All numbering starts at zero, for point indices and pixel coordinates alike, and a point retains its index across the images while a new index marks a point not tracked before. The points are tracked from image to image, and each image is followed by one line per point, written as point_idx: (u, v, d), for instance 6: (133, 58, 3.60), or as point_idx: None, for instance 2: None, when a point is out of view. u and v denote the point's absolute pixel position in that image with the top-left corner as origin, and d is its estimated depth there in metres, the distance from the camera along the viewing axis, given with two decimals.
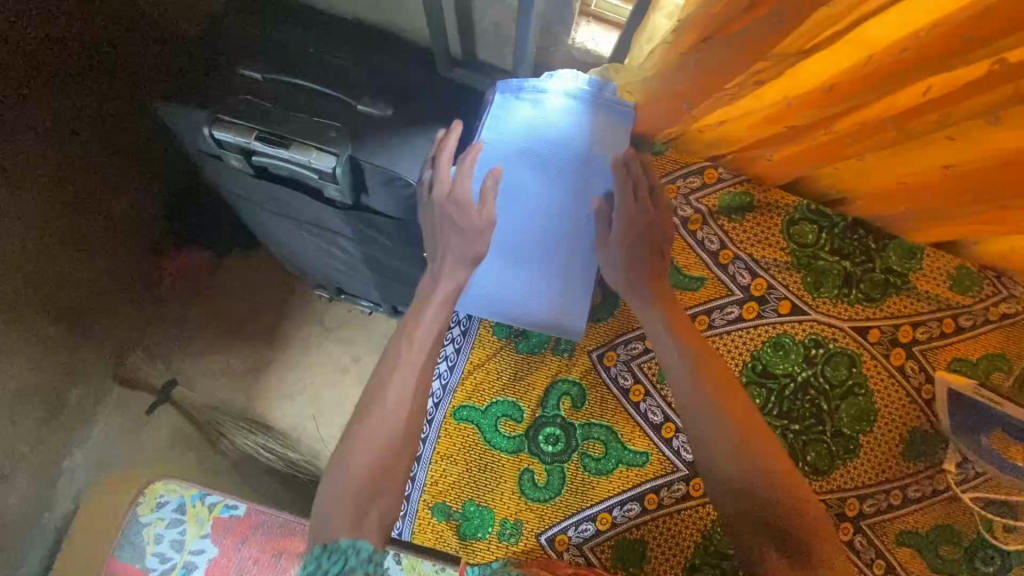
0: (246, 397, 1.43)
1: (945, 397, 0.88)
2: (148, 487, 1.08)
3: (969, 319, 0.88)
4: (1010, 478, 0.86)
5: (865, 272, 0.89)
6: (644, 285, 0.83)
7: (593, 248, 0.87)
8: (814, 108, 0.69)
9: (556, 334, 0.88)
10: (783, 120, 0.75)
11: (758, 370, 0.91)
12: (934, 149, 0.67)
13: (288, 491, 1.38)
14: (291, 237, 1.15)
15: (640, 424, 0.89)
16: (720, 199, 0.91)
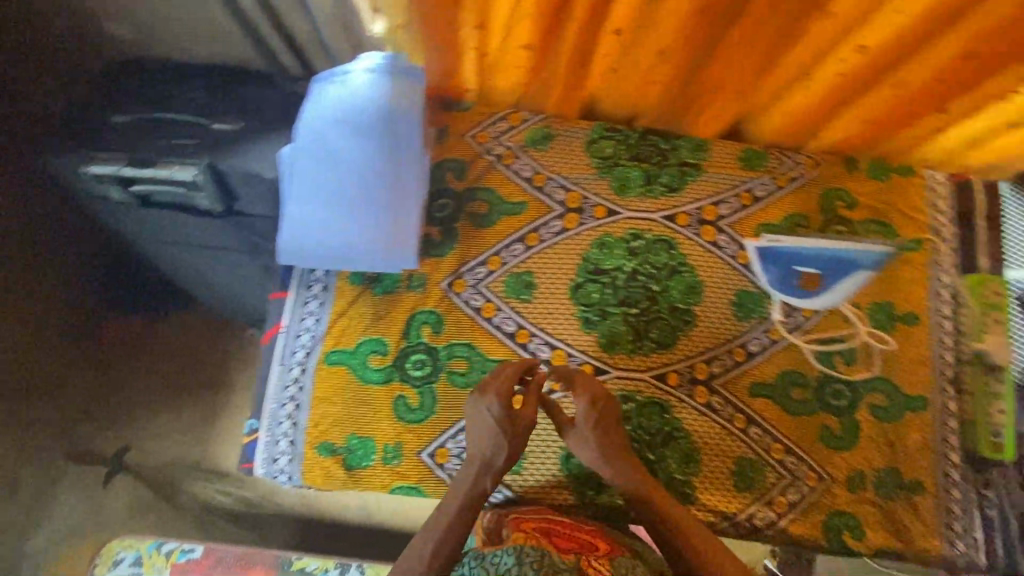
0: (200, 448, 1.58)
1: (754, 257, 1.04)
2: (104, 550, 1.26)
3: (762, 188, 1.07)
4: (822, 313, 1.03)
5: (663, 168, 1.08)
6: (609, 446, 0.93)
7: (414, 193, 0.97)
8: (538, 22, 0.84)
9: (395, 266, 0.97)
10: (530, 43, 0.90)
11: (591, 270, 1.04)
12: (646, 35, 0.86)
13: (247, 532, 1.54)
14: (180, 263, 1.35)
15: (495, 335, 1.01)
16: (526, 135, 1.08)
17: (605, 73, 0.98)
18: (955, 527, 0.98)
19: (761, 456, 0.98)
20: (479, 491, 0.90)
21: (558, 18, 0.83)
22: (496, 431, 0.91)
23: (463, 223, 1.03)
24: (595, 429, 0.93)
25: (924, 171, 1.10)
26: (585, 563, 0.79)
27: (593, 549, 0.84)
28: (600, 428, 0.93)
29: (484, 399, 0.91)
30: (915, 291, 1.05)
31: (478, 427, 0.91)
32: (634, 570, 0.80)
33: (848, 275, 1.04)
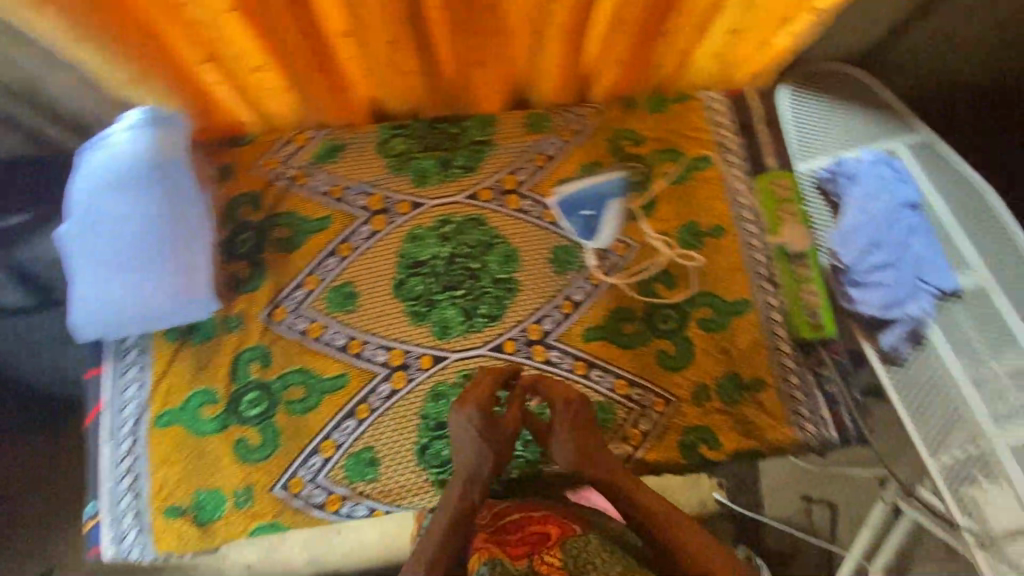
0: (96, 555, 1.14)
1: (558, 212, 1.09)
2: None
3: (553, 147, 1.12)
4: (630, 252, 1.08)
5: (457, 150, 1.10)
6: (590, 437, 0.93)
7: (201, 237, 0.98)
8: (264, 50, 0.86)
9: (198, 311, 0.98)
10: (272, 69, 0.92)
11: (409, 264, 1.05)
12: (373, 40, 0.89)
13: None
14: None
15: (327, 353, 1.00)
16: (315, 152, 1.08)
17: (362, 75, 0.99)
18: (801, 411, 1.03)
19: (608, 396, 1.02)
20: (467, 504, 0.87)
21: (283, 42, 0.86)
22: (477, 439, 0.90)
23: (270, 252, 1.03)
24: (574, 426, 0.93)
25: (700, 92, 1.16)
26: (538, 565, 0.81)
27: (543, 541, 0.84)
28: (580, 425, 0.94)
29: (462, 408, 0.91)
30: (715, 204, 1.11)
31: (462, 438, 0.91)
32: (585, 548, 0.82)
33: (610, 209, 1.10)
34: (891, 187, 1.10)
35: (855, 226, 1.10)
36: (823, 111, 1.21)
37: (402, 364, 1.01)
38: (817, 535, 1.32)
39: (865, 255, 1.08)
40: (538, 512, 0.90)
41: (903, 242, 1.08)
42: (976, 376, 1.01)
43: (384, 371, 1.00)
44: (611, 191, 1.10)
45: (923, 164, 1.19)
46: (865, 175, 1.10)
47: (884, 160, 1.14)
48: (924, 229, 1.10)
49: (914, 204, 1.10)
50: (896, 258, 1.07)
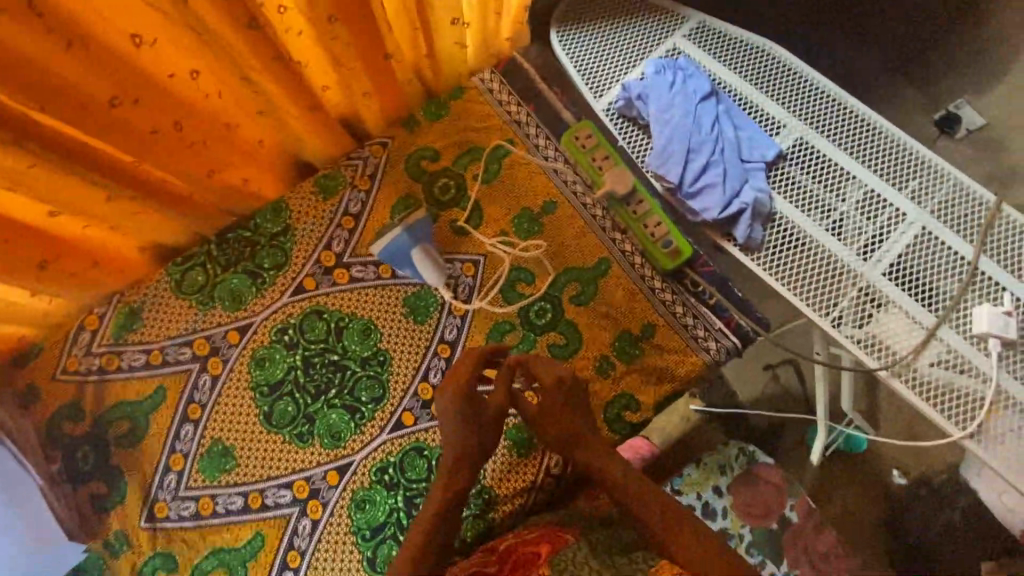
0: None
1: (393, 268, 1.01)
2: None
3: (355, 202, 1.04)
4: (482, 270, 1.04)
5: (260, 253, 1.01)
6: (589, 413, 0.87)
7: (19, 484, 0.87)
8: None
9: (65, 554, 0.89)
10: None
11: (268, 391, 0.97)
12: (88, 209, 0.78)
13: None
14: None
15: (229, 521, 0.92)
16: (112, 328, 0.97)
17: (110, 232, 0.87)
18: (700, 333, 1.04)
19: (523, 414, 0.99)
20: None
21: None
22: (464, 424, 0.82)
23: (117, 454, 0.93)
24: (566, 408, 0.84)
25: (471, 80, 1.12)
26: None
27: (533, 560, 0.81)
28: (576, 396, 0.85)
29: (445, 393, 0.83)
30: (535, 182, 1.08)
31: (446, 426, 0.83)
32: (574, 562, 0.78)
33: (418, 268, 0.99)
34: (683, 89, 1.10)
35: (668, 143, 1.09)
36: (595, 49, 1.23)
37: (311, 491, 0.94)
38: (792, 395, 1.37)
39: (687, 167, 1.08)
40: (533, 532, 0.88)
41: (714, 136, 1.09)
42: (831, 225, 1.07)
43: (297, 507, 0.93)
44: (417, 239, 0.98)
45: (705, 49, 1.21)
46: (654, 90, 1.09)
47: (668, 66, 1.13)
48: (727, 113, 1.12)
49: (709, 94, 1.11)
50: (713, 158, 1.08)
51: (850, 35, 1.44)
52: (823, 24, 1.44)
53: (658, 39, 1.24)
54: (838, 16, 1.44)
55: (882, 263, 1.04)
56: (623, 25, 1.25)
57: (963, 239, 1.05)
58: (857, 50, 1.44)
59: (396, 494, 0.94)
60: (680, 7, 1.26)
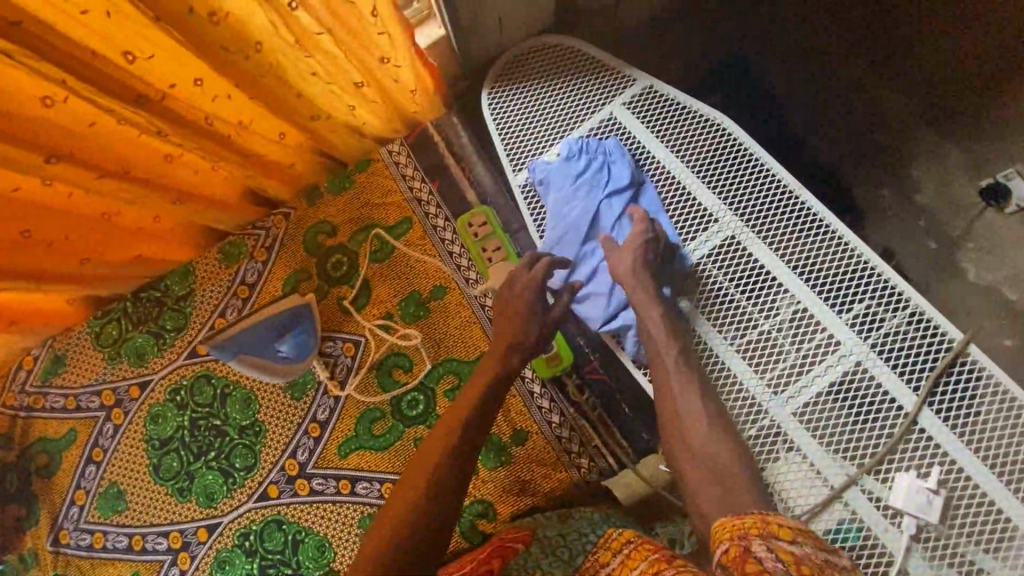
0: None
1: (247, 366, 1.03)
2: None
3: (253, 272, 1.08)
4: (360, 355, 1.04)
5: (164, 315, 1.08)
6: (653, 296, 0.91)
7: None
8: None
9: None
10: None
11: (158, 444, 1.06)
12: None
13: None
14: None
15: (115, 557, 1.04)
16: (43, 370, 1.10)
17: (22, 301, 0.98)
18: (574, 448, 0.97)
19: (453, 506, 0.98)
20: None
21: None
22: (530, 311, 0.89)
23: (37, 481, 1.07)
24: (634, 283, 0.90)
25: (380, 150, 1.09)
26: None
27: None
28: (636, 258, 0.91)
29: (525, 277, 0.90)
30: (427, 265, 1.04)
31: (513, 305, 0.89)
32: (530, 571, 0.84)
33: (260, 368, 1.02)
34: (594, 177, 0.99)
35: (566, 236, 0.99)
36: (524, 109, 1.13)
37: (183, 543, 1.03)
38: None
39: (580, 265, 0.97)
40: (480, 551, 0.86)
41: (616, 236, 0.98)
42: (743, 346, 0.94)
43: (170, 556, 1.02)
44: (256, 348, 1.02)
45: (644, 120, 1.08)
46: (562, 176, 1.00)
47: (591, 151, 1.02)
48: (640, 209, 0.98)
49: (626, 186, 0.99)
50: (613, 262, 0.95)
51: (849, 59, 1.17)
52: (816, 50, 1.18)
53: (597, 105, 1.11)
54: (835, 17, 1.17)
55: (794, 401, 0.90)
56: (562, 87, 1.13)
57: (905, 384, 0.87)
58: (857, 77, 1.16)
59: (253, 561, 1.00)
60: (630, 68, 1.12)
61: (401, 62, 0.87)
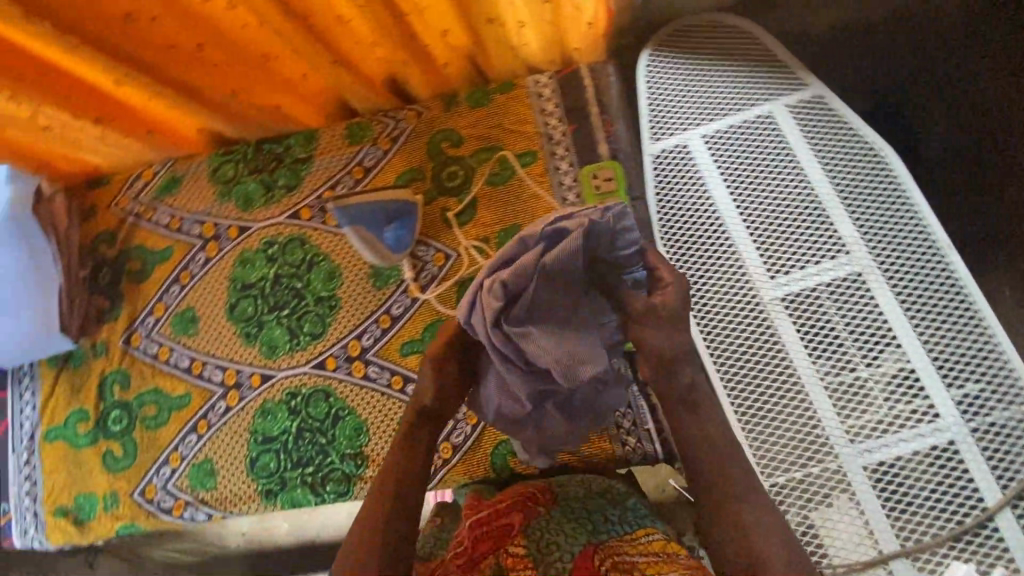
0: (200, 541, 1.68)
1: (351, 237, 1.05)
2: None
3: (371, 156, 1.09)
4: (445, 268, 1.05)
5: (279, 171, 1.12)
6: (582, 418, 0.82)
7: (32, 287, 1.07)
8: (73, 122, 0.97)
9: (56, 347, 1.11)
10: (84, 132, 1.02)
11: (240, 287, 1.11)
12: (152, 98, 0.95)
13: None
14: None
15: (174, 374, 1.11)
16: (158, 187, 1.16)
17: (161, 113, 1.03)
18: (624, 424, 0.96)
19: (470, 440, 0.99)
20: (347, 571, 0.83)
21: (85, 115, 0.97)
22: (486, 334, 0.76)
23: (126, 283, 1.15)
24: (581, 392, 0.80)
25: (527, 77, 1.07)
26: (504, 559, 0.80)
27: (507, 532, 0.84)
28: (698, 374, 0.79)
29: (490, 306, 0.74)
30: (537, 203, 1.03)
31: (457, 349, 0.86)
32: (547, 527, 0.84)
33: (365, 239, 1.04)
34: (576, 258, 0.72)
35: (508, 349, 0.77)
36: (680, 83, 1.09)
37: (236, 382, 1.08)
38: None
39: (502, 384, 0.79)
40: (501, 501, 0.90)
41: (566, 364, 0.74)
42: (833, 385, 0.89)
43: (221, 389, 1.08)
44: (370, 224, 1.05)
45: (803, 129, 1.02)
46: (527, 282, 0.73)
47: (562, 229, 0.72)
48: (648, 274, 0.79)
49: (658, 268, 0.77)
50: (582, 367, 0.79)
51: None
52: None
53: (757, 100, 1.06)
54: None
55: (868, 455, 0.86)
56: (729, 71, 1.08)
57: (994, 478, 0.82)
58: None
59: (293, 420, 1.05)
60: (805, 72, 1.06)
61: None
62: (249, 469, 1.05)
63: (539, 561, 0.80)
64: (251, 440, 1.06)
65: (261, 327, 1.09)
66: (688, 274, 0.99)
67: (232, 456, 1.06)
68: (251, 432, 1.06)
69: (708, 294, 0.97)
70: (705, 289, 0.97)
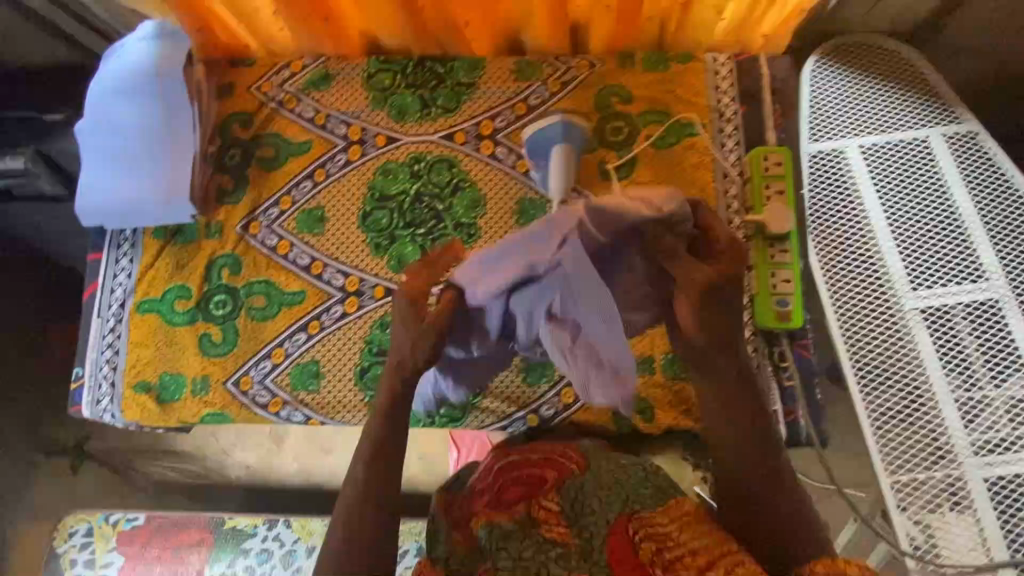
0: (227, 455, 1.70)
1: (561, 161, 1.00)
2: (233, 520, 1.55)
3: (537, 96, 1.09)
4: None
5: (439, 91, 1.10)
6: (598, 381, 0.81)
7: (171, 152, 1.03)
8: None
9: (171, 219, 1.06)
10: None
11: (377, 197, 1.08)
12: None
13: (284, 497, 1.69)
14: (65, 222, 1.36)
15: (291, 270, 1.06)
16: (306, 79, 1.12)
17: None
18: None
19: None
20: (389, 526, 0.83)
21: None
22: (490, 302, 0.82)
23: (254, 167, 1.10)
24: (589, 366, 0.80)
25: (706, 53, 1.09)
26: (535, 510, 0.85)
27: (539, 484, 0.88)
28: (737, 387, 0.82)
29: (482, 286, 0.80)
30: (698, 173, 1.04)
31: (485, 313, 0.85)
32: (579, 487, 0.87)
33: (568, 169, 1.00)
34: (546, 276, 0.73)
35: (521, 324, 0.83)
36: (844, 93, 1.13)
37: (357, 290, 1.05)
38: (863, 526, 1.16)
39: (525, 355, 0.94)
40: (537, 451, 0.92)
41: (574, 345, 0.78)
42: (963, 399, 0.93)
43: (340, 295, 1.05)
44: (552, 139, 1.01)
45: (956, 159, 1.07)
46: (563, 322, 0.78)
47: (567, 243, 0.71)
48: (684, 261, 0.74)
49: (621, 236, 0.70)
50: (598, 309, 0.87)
51: None
52: None
53: (917, 124, 1.10)
54: None
55: (990, 469, 0.90)
56: (890, 90, 1.12)
57: None
58: None
59: None
60: (964, 109, 1.11)
61: None
62: (358, 379, 1.02)
63: (571, 519, 0.84)
64: (365, 350, 1.03)
65: (391, 240, 1.07)
66: (832, 274, 1.03)
67: (341, 362, 1.02)
68: (365, 342, 1.03)
69: (850, 295, 1.01)
70: (848, 290, 1.01)
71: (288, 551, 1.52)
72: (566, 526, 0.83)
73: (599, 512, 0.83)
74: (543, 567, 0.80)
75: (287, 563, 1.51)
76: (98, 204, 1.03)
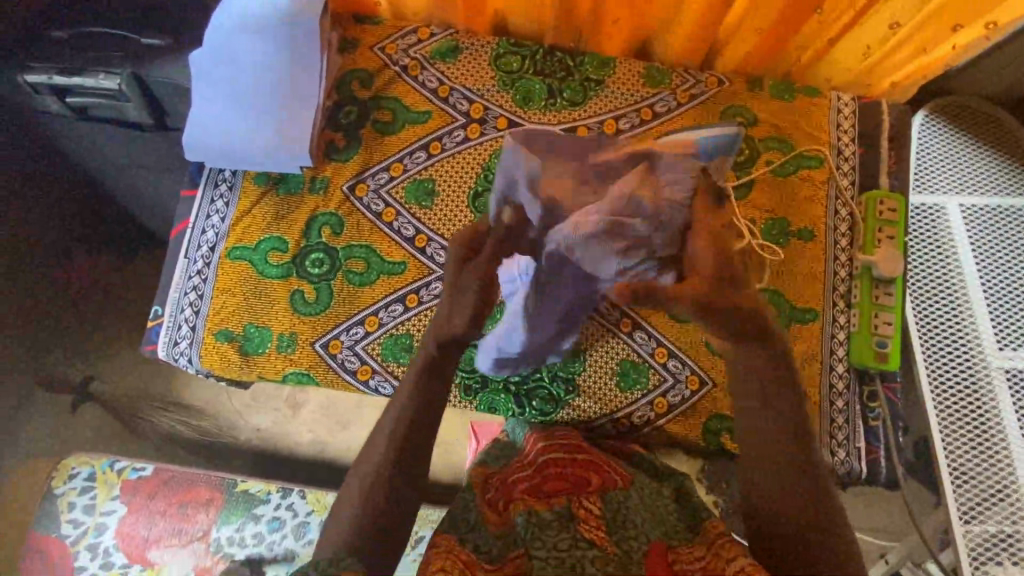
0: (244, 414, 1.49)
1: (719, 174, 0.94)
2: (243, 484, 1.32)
3: (663, 105, 1.09)
4: None
5: (567, 83, 1.09)
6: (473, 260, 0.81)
7: (290, 101, 1.00)
8: None
9: (277, 169, 1.03)
10: None
11: (490, 178, 1.06)
12: None
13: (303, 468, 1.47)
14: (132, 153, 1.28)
15: (394, 238, 1.04)
16: (433, 48, 1.10)
17: None
18: (837, 437, 1.00)
19: (682, 402, 1.00)
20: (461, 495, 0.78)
21: None
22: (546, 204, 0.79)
23: (368, 129, 1.07)
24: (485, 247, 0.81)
25: (831, 91, 1.11)
26: (575, 506, 0.74)
27: (585, 484, 0.80)
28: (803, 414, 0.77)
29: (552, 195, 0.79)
30: (811, 208, 1.06)
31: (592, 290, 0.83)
32: (625, 499, 0.77)
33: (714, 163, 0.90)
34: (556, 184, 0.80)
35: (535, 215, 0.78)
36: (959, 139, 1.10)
37: None
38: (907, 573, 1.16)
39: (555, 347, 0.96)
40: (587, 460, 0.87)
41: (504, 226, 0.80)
42: None
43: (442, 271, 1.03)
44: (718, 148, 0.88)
45: None
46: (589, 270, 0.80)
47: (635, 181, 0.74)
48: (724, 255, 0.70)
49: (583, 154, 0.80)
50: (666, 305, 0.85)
51: None
52: None
53: None
54: None
55: None
56: (1005, 145, 1.08)
57: None
58: None
59: None
60: None
61: (960, 40, 0.95)
62: None
63: (610, 526, 0.72)
64: None
65: None
66: (916, 323, 1.07)
67: None
68: None
69: (938, 345, 1.04)
70: (937, 340, 1.05)
71: (300, 523, 1.28)
72: (604, 532, 0.70)
73: (640, 528, 0.71)
74: (580, 564, 0.65)
75: (299, 536, 1.27)
76: (206, 141, 0.99)
